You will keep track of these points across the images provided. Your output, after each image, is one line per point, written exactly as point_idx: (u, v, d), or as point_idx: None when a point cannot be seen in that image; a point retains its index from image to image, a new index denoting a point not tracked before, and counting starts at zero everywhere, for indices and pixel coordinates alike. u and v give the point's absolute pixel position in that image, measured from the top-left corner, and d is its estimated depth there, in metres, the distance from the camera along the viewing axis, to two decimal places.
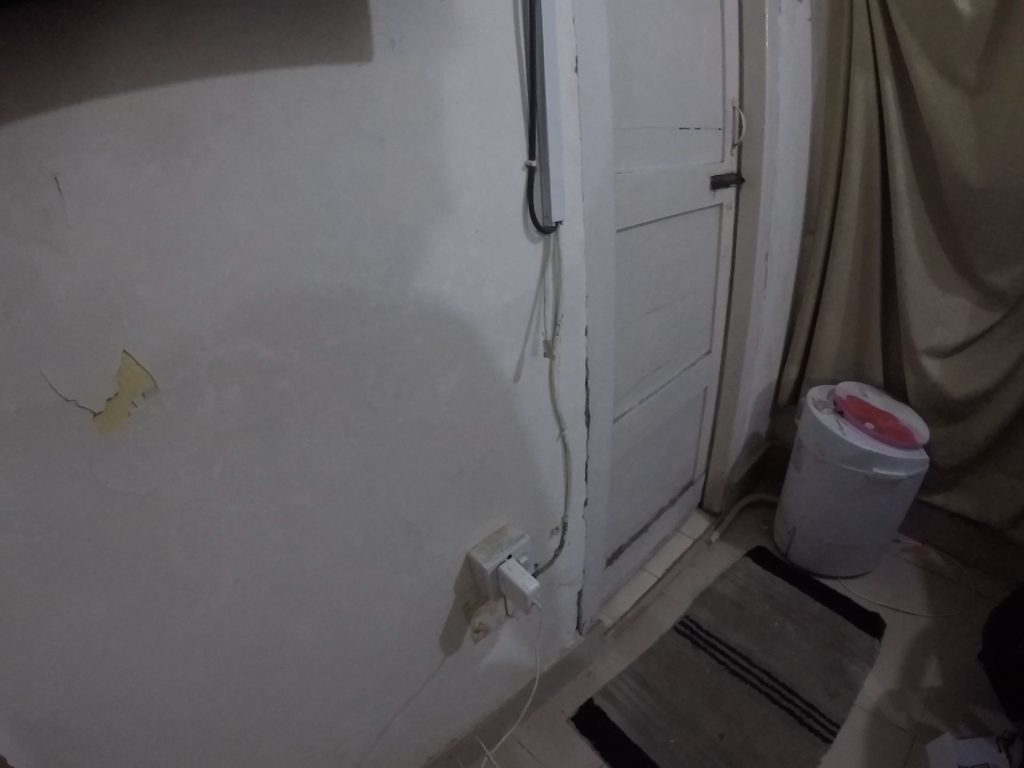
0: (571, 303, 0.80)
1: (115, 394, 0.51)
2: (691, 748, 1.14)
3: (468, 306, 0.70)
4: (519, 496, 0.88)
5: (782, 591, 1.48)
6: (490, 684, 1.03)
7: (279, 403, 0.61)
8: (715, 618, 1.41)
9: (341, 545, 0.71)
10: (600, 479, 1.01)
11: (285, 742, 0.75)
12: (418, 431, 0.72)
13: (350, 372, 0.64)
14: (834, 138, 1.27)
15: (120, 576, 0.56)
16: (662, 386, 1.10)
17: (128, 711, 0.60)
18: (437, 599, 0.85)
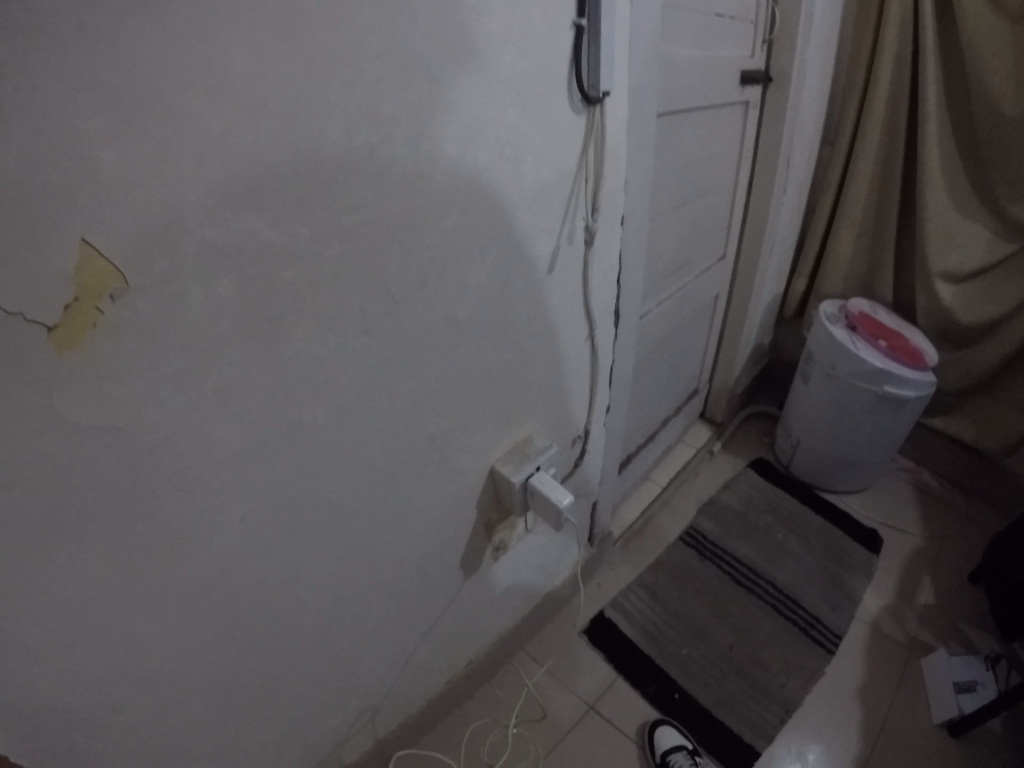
0: (612, 185, 0.71)
1: (75, 300, 0.39)
2: (700, 661, 1.15)
3: (504, 180, 0.60)
4: (543, 403, 0.81)
5: (783, 503, 1.45)
6: (504, 602, 1.02)
7: (287, 297, 0.50)
8: (719, 529, 1.39)
9: (363, 453, 0.63)
10: (622, 385, 0.95)
11: (313, 659, 0.71)
12: (446, 328, 0.63)
13: (382, 245, 0.54)
14: (864, 44, 1.18)
15: (96, 530, 0.46)
16: (677, 293, 1.04)
17: (123, 675, 0.53)
18: (458, 514, 0.78)
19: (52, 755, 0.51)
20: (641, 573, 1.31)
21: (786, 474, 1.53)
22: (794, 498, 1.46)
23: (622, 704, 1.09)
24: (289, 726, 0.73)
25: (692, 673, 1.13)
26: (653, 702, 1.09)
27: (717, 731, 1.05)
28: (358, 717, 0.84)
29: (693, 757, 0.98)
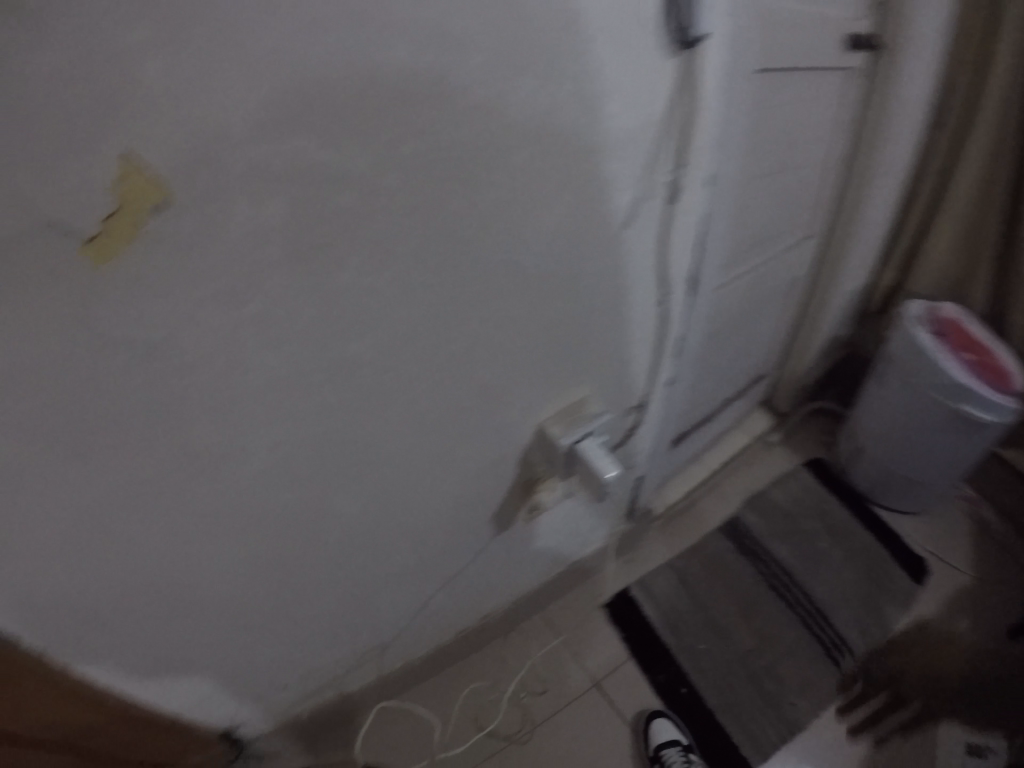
0: (701, 141, 0.62)
1: (115, 212, 0.38)
2: (714, 659, 1.19)
3: (584, 127, 0.53)
4: (604, 365, 0.75)
5: (833, 510, 1.39)
6: (534, 560, 1.03)
7: (338, 223, 0.46)
8: (763, 525, 1.37)
9: (404, 393, 0.61)
10: (688, 358, 0.89)
11: (332, 580, 0.74)
12: (509, 278, 0.59)
13: (447, 177, 0.49)
14: (976, 22, 1.07)
15: (121, 439, 0.48)
16: (755, 264, 1.00)
17: (134, 571, 0.57)
18: (497, 469, 0.77)
19: (79, 624, 0.57)
20: (674, 557, 1.32)
21: (842, 479, 1.44)
22: (846, 507, 1.40)
23: (628, 688, 1.15)
24: (305, 632, 0.79)
25: (705, 670, 1.17)
26: (659, 691, 1.15)
27: (716, 736, 1.11)
28: (370, 637, 0.90)
29: (685, 754, 1.05)
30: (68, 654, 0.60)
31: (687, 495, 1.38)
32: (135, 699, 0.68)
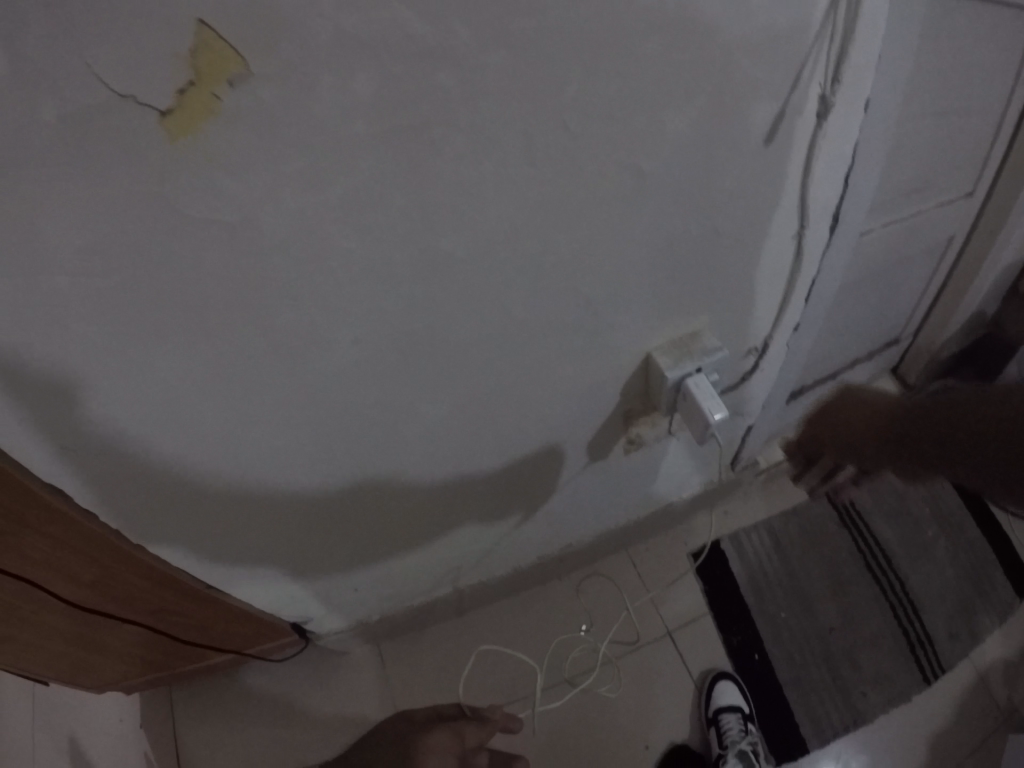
0: (861, 52, 0.52)
1: (192, 84, 0.35)
2: (795, 632, 1.18)
3: (727, 22, 0.44)
4: (728, 299, 0.69)
5: (946, 499, 1.29)
6: (625, 501, 1.00)
7: (434, 107, 0.40)
8: (871, 500, 1.29)
9: (503, 298, 0.56)
10: (821, 303, 0.81)
11: (421, 479, 0.74)
12: (627, 185, 0.52)
13: (567, 57, 0.41)
14: None
15: (206, 326, 0.48)
16: (893, 223, 0.97)
17: (219, 447, 0.59)
18: (598, 396, 0.72)
19: (183, 484, 0.62)
20: (772, 516, 1.28)
21: None
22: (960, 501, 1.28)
23: (701, 643, 1.18)
24: (396, 523, 0.80)
25: (782, 641, 1.17)
26: (731, 653, 1.17)
27: (779, 711, 1.13)
28: (455, 544, 0.91)
29: (745, 721, 1.08)
30: (164, 511, 0.65)
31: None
32: (226, 552, 0.74)
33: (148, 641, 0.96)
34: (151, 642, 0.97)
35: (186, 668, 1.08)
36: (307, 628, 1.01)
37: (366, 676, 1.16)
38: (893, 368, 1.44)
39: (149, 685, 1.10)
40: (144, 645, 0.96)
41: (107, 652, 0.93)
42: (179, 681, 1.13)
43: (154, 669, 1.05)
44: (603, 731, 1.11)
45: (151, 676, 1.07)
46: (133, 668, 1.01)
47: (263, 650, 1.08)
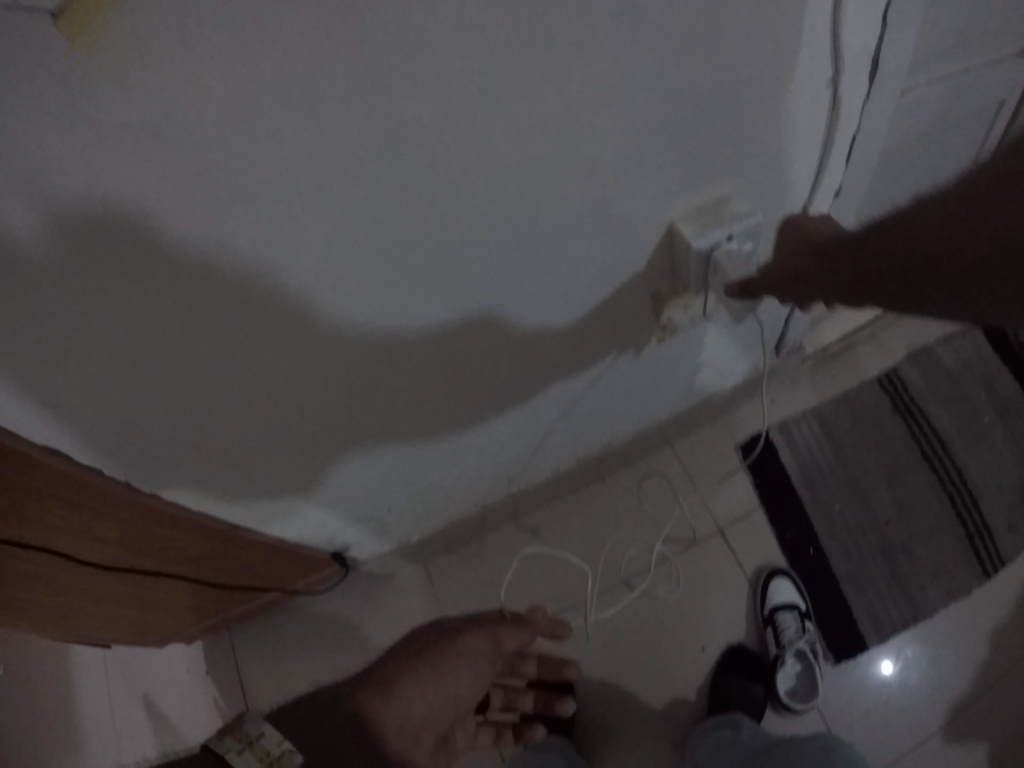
0: None
1: None
2: (850, 524, 1.13)
3: None
4: (758, 158, 0.61)
5: (1005, 381, 1.20)
6: (659, 399, 0.95)
7: None
8: (924, 384, 1.20)
9: (496, 172, 0.49)
10: (866, 163, 0.73)
11: (437, 387, 0.69)
12: (627, 30, 0.44)
13: None
14: None
15: (159, 249, 0.42)
16: (939, 81, 0.88)
17: (202, 381, 0.54)
18: (620, 278, 0.66)
19: (172, 422, 0.58)
20: (822, 402, 1.20)
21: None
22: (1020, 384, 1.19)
23: (754, 538, 1.13)
24: (419, 436, 0.76)
25: (837, 533, 1.13)
26: (786, 547, 1.13)
27: (837, 607, 1.10)
28: (485, 453, 0.86)
29: (802, 620, 1.06)
30: (162, 451, 0.61)
31: (844, 338, 1.20)
32: (236, 487, 0.71)
33: (193, 594, 0.94)
34: (195, 594, 0.94)
35: (236, 612, 1.06)
36: (348, 555, 0.98)
37: (413, 597, 1.14)
38: None
39: (204, 631, 1.08)
40: (189, 597, 0.94)
41: (152, 605, 0.91)
42: (234, 623, 1.11)
43: (207, 617, 1.03)
44: (657, 639, 1.09)
45: (207, 623, 1.05)
46: (185, 617, 0.99)
47: (307, 583, 1.05)
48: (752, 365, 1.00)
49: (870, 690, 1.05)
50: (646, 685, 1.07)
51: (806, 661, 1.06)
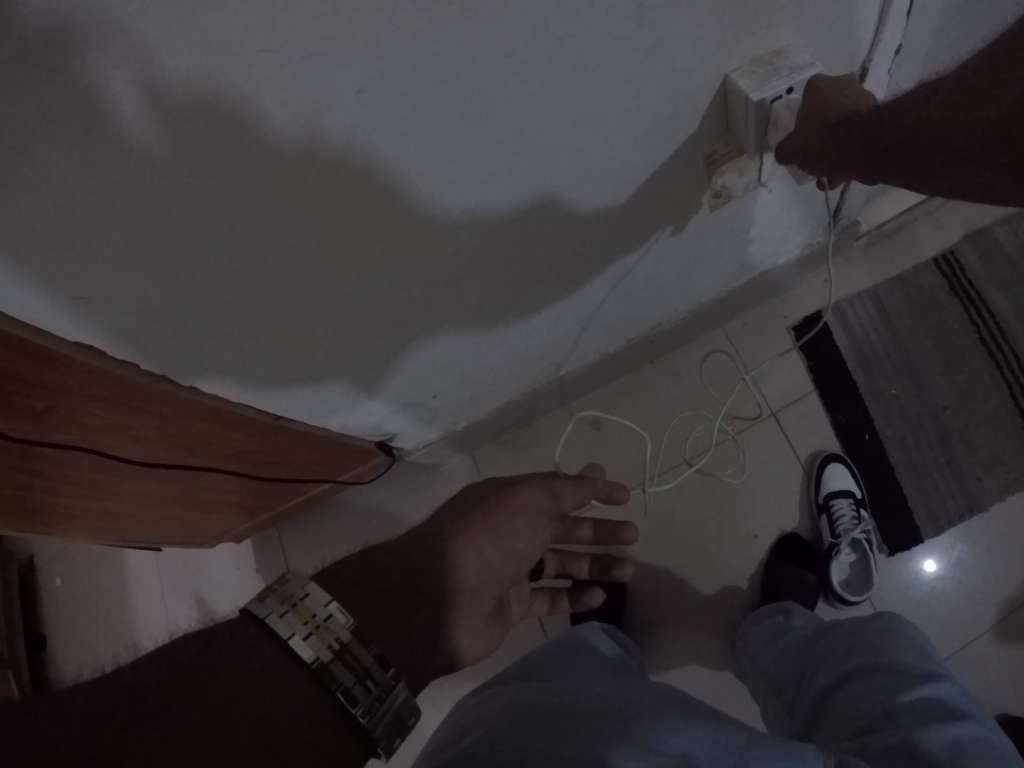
0: None
1: None
2: (905, 411, 1.10)
3: None
4: (823, 2, 0.56)
5: None
6: (707, 278, 0.92)
7: None
8: (983, 267, 1.14)
9: (539, 29, 0.46)
10: (933, 12, 0.67)
11: (478, 264, 0.67)
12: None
13: None
14: None
15: (190, 137, 0.40)
16: None
17: (234, 269, 0.53)
18: (670, 138, 0.63)
19: (206, 313, 0.57)
20: (877, 284, 1.16)
21: None
22: None
23: (809, 425, 1.12)
24: (461, 317, 0.75)
25: (892, 420, 1.10)
26: (840, 432, 1.11)
27: (892, 495, 1.09)
28: (531, 335, 0.86)
29: (858, 507, 1.04)
30: (197, 343, 0.61)
31: (900, 217, 1.15)
32: (273, 377, 0.71)
33: (243, 492, 0.95)
34: (239, 494, 0.95)
35: (282, 508, 1.09)
36: (393, 445, 0.99)
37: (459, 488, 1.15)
38: None
39: (251, 529, 1.11)
40: (237, 495, 0.96)
41: (199, 505, 0.93)
42: (281, 520, 1.14)
43: (252, 515, 1.06)
44: (708, 525, 1.10)
45: (249, 522, 1.08)
46: (230, 516, 1.02)
47: (352, 475, 1.06)
48: (807, 241, 0.97)
49: (928, 577, 1.05)
50: (697, 576, 1.08)
51: (861, 551, 1.05)
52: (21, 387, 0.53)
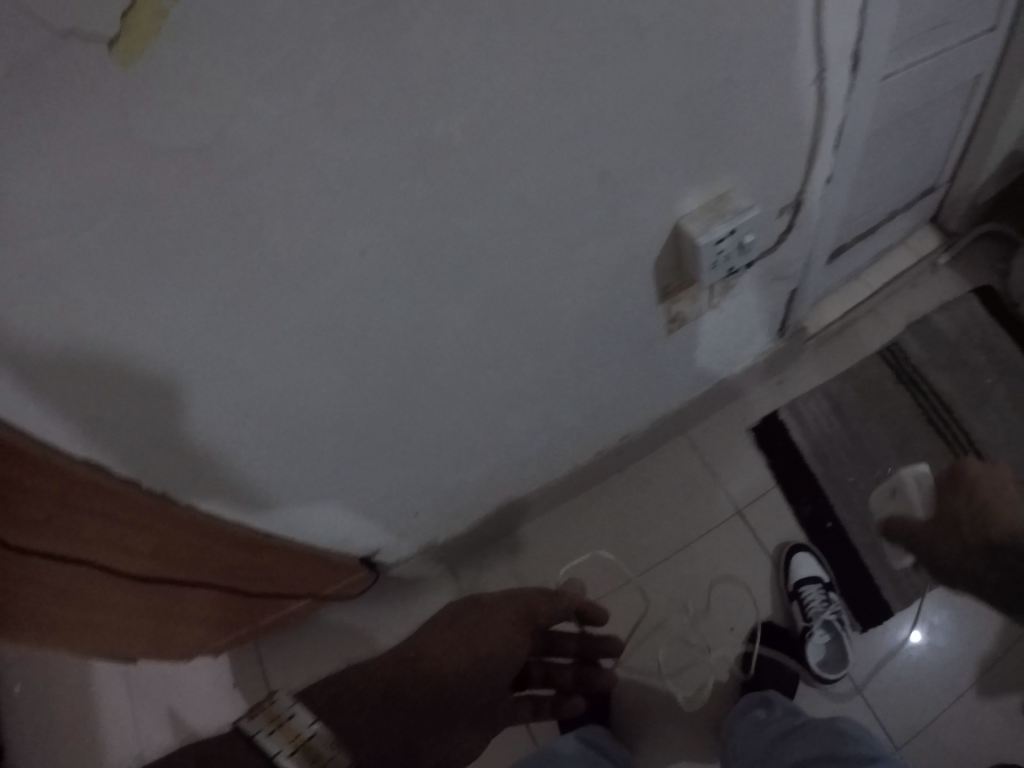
0: None
1: (133, 4, 0.32)
2: (864, 495, 1.16)
3: None
4: (754, 156, 0.64)
5: (1004, 344, 1.22)
6: (669, 390, 0.98)
7: None
8: (925, 353, 1.22)
9: (512, 185, 0.53)
10: (853, 149, 0.75)
11: (458, 392, 0.72)
12: (628, 39, 0.48)
13: None
14: None
15: (202, 266, 0.46)
16: (917, 62, 0.90)
17: (237, 394, 0.57)
18: (630, 275, 0.68)
19: (212, 434, 0.60)
20: (828, 380, 1.23)
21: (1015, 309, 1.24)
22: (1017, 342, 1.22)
23: (772, 516, 1.16)
24: (442, 441, 0.78)
25: (852, 506, 1.15)
26: (803, 523, 1.15)
27: (858, 577, 1.13)
28: (507, 452, 0.89)
29: (827, 591, 1.08)
30: (195, 470, 0.64)
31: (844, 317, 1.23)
32: (265, 498, 0.73)
33: (226, 606, 0.95)
34: (222, 608, 0.96)
35: (264, 621, 1.08)
36: (375, 560, 1.01)
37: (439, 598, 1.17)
38: (933, 217, 1.30)
39: (230, 643, 1.10)
40: (220, 611, 0.96)
41: (184, 622, 0.92)
42: (261, 635, 1.14)
43: (230, 630, 1.05)
44: (685, 617, 1.12)
45: (228, 637, 1.07)
46: (210, 633, 1.01)
47: (335, 590, 1.07)
48: (759, 349, 1.04)
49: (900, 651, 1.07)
50: (678, 671, 1.10)
51: (833, 631, 1.08)
52: (16, 492, 0.55)
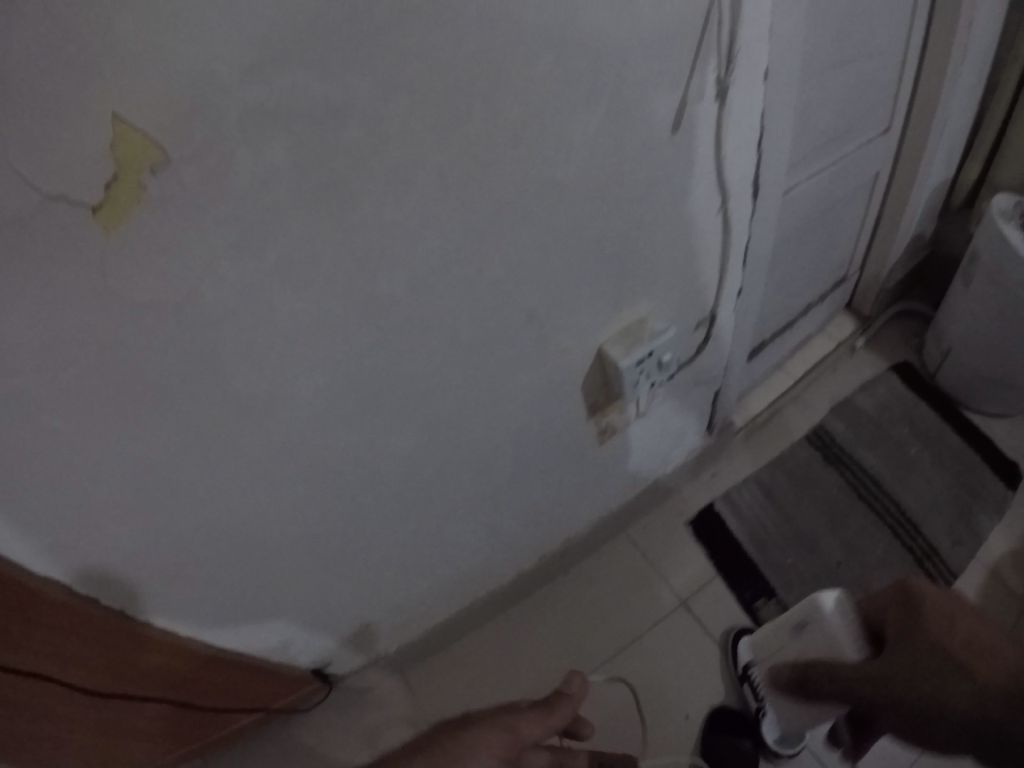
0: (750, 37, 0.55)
1: (115, 176, 0.36)
2: (802, 573, 1.20)
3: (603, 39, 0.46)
4: (667, 283, 0.70)
5: (922, 417, 1.31)
6: (610, 490, 1.02)
7: (342, 162, 0.43)
8: (850, 431, 1.30)
9: (446, 321, 0.57)
10: (760, 265, 0.82)
11: (402, 507, 0.74)
12: (550, 199, 0.54)
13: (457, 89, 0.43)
14: None
15: (158, 396, 0.49)
16: (816, 176, 1.00)
17: (193, 512, 0.59)
18: (564, 391, 0.73)
19: (168, 552, 0.62)
20: (760, 468, 1.29)
21: (929, 384, 1.34)
22: (934, 413, 1.31)
23: (715, 604, 1.19)
24: (390, 553, 0.80)
25: (794, 587, 1.18)
26: (747, 608, 1.18)
27: None
28: (454, 560, 0.91)
29: None
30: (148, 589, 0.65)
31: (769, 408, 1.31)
32: (215, 617, 0.74)
33: (175, 725, 0.93)
34: (174, 724, 0.94)
35: (215, 735, 1.04)
36: (327, 672, 1.01)
37: (392, 706, 1.15)
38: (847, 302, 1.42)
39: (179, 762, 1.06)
40: (169, 729, 0.93)
41: (130, 741, 0.89)
42: (208, 754, 1.10)
43: (182, 745, 1.01)
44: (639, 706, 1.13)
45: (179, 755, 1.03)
46: (159, 750, 0.98)
47: (286, 703, 1.05)
48: (692, 445, 1.09)
49: None
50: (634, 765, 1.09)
51: None
52: None
